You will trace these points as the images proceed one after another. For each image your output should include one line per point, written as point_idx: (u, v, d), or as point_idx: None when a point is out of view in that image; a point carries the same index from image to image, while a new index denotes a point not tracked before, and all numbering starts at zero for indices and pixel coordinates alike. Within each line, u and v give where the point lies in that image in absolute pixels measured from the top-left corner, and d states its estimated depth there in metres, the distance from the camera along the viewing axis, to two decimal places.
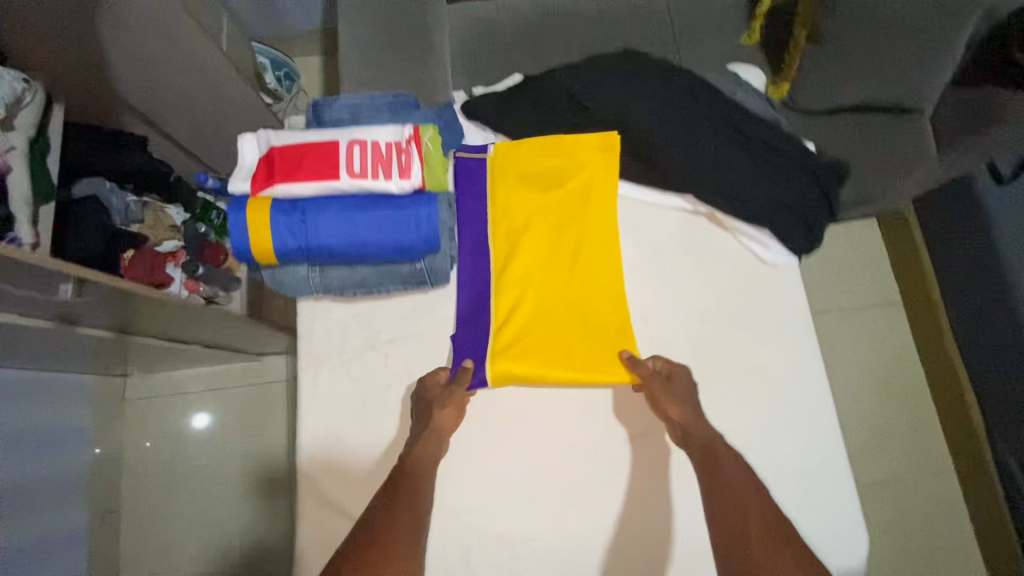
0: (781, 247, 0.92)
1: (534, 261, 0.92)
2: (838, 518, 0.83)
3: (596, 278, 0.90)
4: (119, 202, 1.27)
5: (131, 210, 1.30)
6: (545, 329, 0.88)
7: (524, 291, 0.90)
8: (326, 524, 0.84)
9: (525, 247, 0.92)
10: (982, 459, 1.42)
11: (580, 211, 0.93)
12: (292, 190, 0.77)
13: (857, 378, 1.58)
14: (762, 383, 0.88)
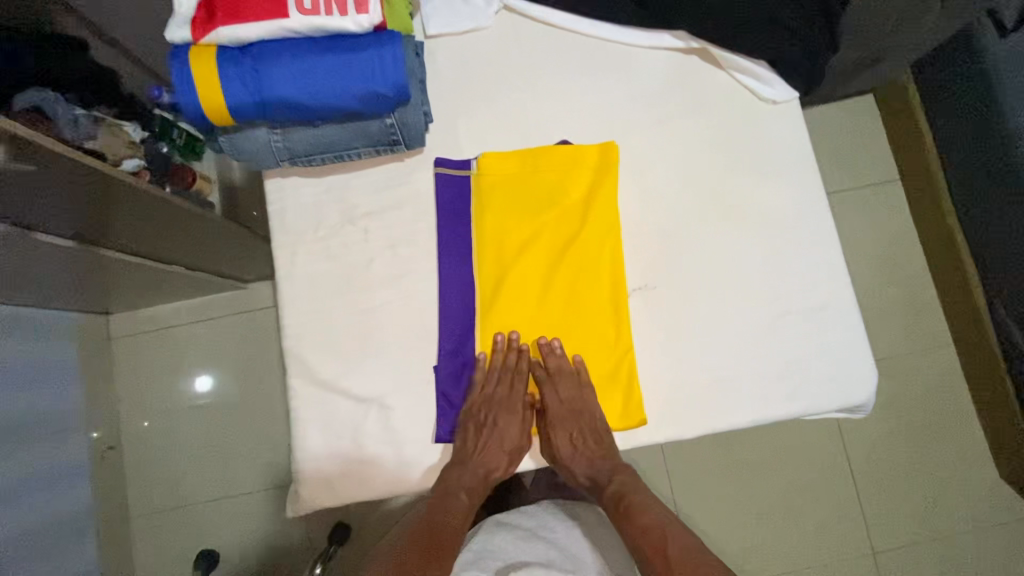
0: (780, 82, 0.85)
1: (527, 292, 0.82)
2: (844, 356, 0.81)
3: (596, 310, 0.81)
4: (68, 113, 1.08)
5: (83, 124, 1.10)
6: (533, 381, 0.80)
7: (512, 341, 0.81)
8: (321, 401, 0.80)
9: (510, 291, 0.82)
10: (975, 323, 1.41)
11: (579, 232, 0.83)
12: (237, 33, 0.69)
13: (855, 257, 1.56)
14: (761, 227, 0.84)
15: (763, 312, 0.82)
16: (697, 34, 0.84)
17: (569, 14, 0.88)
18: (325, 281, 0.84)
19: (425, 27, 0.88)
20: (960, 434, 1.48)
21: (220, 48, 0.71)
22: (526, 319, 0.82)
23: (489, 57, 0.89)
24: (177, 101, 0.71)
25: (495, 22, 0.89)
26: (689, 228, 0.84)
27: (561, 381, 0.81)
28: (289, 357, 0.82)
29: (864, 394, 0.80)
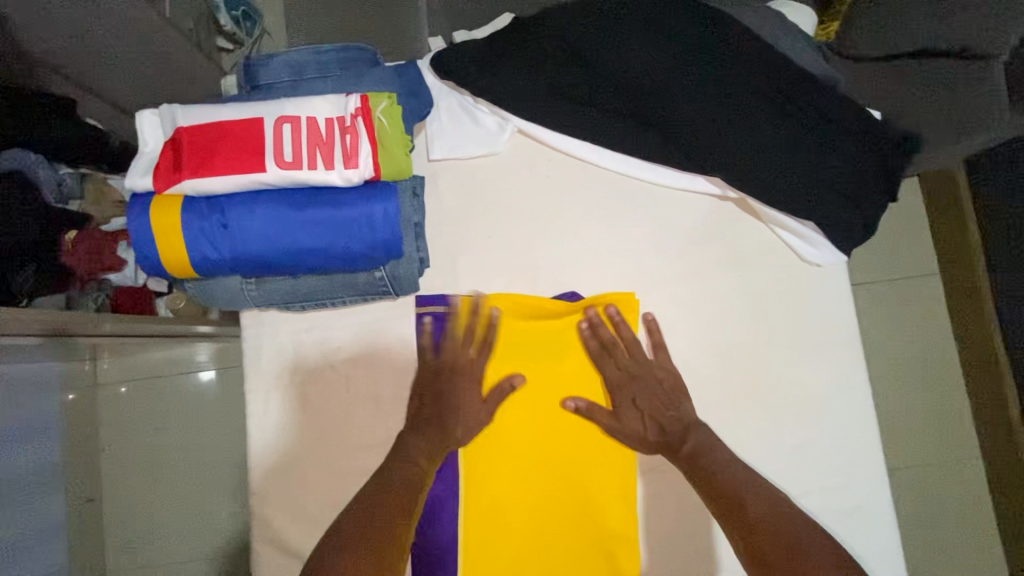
0: (828, 243, 0.74)
1: (517, 463, 0.74)
2: (874, 565, 0.71)
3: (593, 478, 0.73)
4: (51, 175, 0.88)
5: (67, 185, 0.91)
6: (535, 475, 0.74)
7: (499, 525, 0.72)
8: (286, 570, 0.73)
9: (524, 387, 0.75)
10: None
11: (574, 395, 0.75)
12: (205, 187, 0.60)
13: None
14: (793, 408, 0.74)
15: None
16: (733, 186, 0.74)
17: (592, 146, 0.78)
18: (300, 430, 0.75)
19: (429, 150, 0.79)
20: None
21: (186, 197, 0.62)
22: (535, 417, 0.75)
23: (499, 186, 0.79)
24: (137, 252, 0.63)
25: (510, 147, 0.80)
26: (710, 402, 0.74)
27: (621, 350, 0.75)
28: (255, 515, 0.74)
29: None
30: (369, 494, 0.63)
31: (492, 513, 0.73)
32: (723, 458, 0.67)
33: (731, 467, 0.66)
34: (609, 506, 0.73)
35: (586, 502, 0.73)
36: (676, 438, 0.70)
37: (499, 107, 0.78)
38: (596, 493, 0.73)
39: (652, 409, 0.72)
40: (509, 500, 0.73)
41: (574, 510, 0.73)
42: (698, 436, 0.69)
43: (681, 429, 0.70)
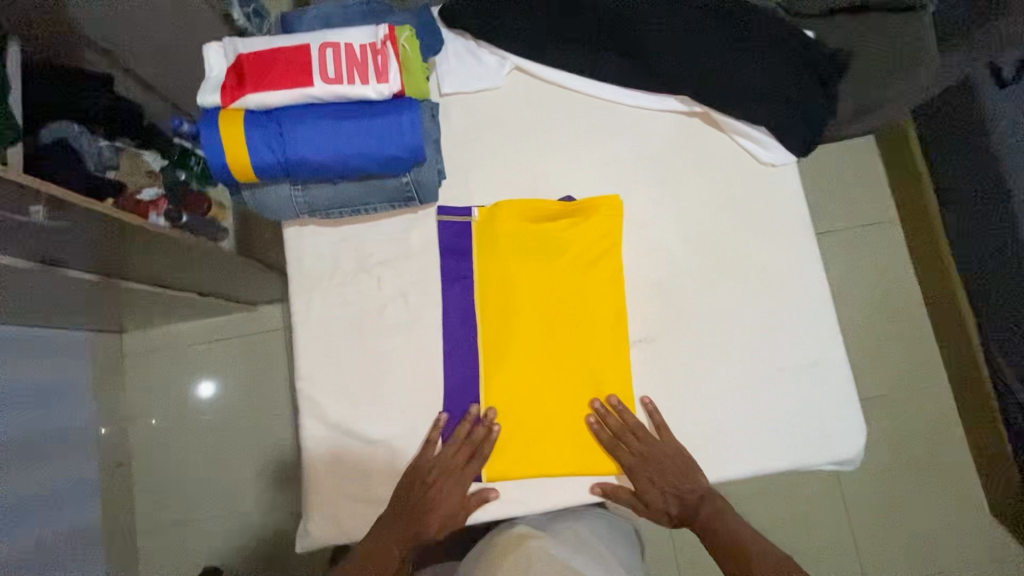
0: (780, 146, 0.88)
1: (531, 340, 0.85)
2: (836, 412, 0.84)
3: (596, 350, 0.86)
4: (92, 146, 1.05)
5: (104, 155, 1.06)
6: (549, 365, 0.85)
7: (516, 395, 0.84)
8: (332, 442, 0.84)
9: (532, 279, 0.87)
10: (974, 366, 1.42)
11: (579, 284, 0.87)
12: (264, 100, 0.73)
13: (856, 294, 1.58)
14: (760, 285, 0.87)
15: (760, 367, 0.85)
16: (698, 100, 0.88)
17: (578, 76, 0.92)
18: (341, 325, 0.87)
19: (440, 85, 0.92)
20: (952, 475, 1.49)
21: (247, 111, 0.75)
22: (549, 290, 0.87)
23: (501, 114, 0.93)
24: (206, 160, 0.75)
25: (508, 81, 0.94)
26: (689, 283, 0.88)
27: (631, 435, 0.82)
28: (303, 400, 0.86)
29: (853, 446, 0.84)
30: (361, 568, 0.77)
31: (528, 470, 0.83)
32: (735, 529, 0.80)
33: (733, 527, 0.81)
34: (607, 379, 0.85)
35: (592, 363, 0.85)
36: (694, 507, 0.83)
37: (497, 47, 0.92)
38: (598, 368, 0.85)
39: (667, 484, 0.82)
40: (531, 366, 0.85)
41: (583, 372, 0.85)
42: (711, 504, 0.82)
43: (697, 498, 0.83)
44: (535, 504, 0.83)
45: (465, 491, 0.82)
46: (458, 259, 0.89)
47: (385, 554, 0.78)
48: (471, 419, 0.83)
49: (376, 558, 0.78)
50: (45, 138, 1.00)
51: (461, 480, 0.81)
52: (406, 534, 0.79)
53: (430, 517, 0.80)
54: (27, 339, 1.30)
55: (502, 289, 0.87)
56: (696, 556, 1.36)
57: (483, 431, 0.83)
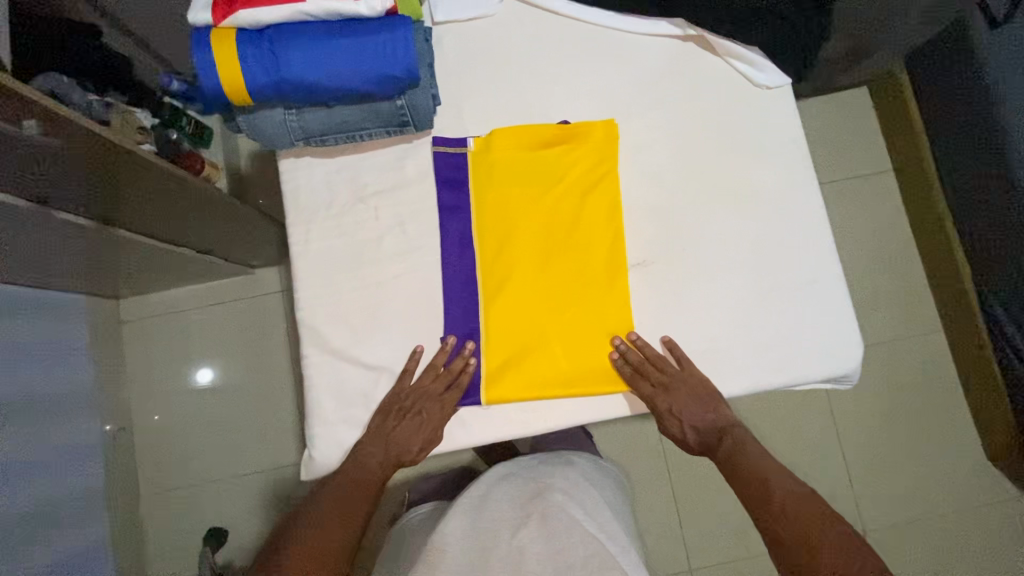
0: (773, 69, 0.89)
1: (528, 270, 0.86)
2: (832, 329, 0.85)
3: (594, 279, 0.86)
4: (81, 99, 1.06)
5: (95, 108, 1.09)
6: (538, 300, 0.85)
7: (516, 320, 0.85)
8: (333, 370, 0.85)
9: (530, 206, 0.87)
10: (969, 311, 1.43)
11: (574, 218, 0.87)
12: (256, 17, 0.73)
13: (851, 242, 1.59)
14: (756, 207, 0.88)
15: (755, 287, 0.86)
16: (693, 22, 0.88)
17: (572, 3, 0.92)
18: (339, 255, 0.87)
19: (434, 14, 0.92)
20: (946, 417, 1.51)
21: (239, 30, 0.74)
22: (538, 224, 0.87)
23: (495, 43, 0.92)
24: (198, 80, 0.74)
25: (503, 10, 0.93)
26: (685, 207, 0.88)
27: (651, 366, 0.82)
28: (303, 329, 0.86)
29: (850, 362, 0.85)
30: (335, 485, 0.79)
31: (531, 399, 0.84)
32: (759, 469, 0.78)
33: (757, 460, 0.79)
34: (608, 311, 0.85)
35: (582, 295, 0.85)
36: (716, 441, 0.83)
37: None
38: (599, 300, 0.85)
39: (689, 414, 0.83)
40: (523, 300, 0.85)
41: (572, 305, 0.85)
42: (734, 436, 0.82)
43: (719, 434, 0.83)
44: (537, 426, 0.84)
45: (442, 418, 0.82)
46: (455, 187, 0.89)
47: (359, 473, 0.80)
48: (448, 351, 0.84)
49: (350, 475, 0.80)
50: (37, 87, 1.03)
51: (436, 407, 0.82)
52: (383, 457, 0.81)
53: (405, 443, 0.80)
54: (22, 297, 1.30)
55: (496, 223, 0.87)
56: (696, 499, 1.38)
57: (460, 363, 0.83)
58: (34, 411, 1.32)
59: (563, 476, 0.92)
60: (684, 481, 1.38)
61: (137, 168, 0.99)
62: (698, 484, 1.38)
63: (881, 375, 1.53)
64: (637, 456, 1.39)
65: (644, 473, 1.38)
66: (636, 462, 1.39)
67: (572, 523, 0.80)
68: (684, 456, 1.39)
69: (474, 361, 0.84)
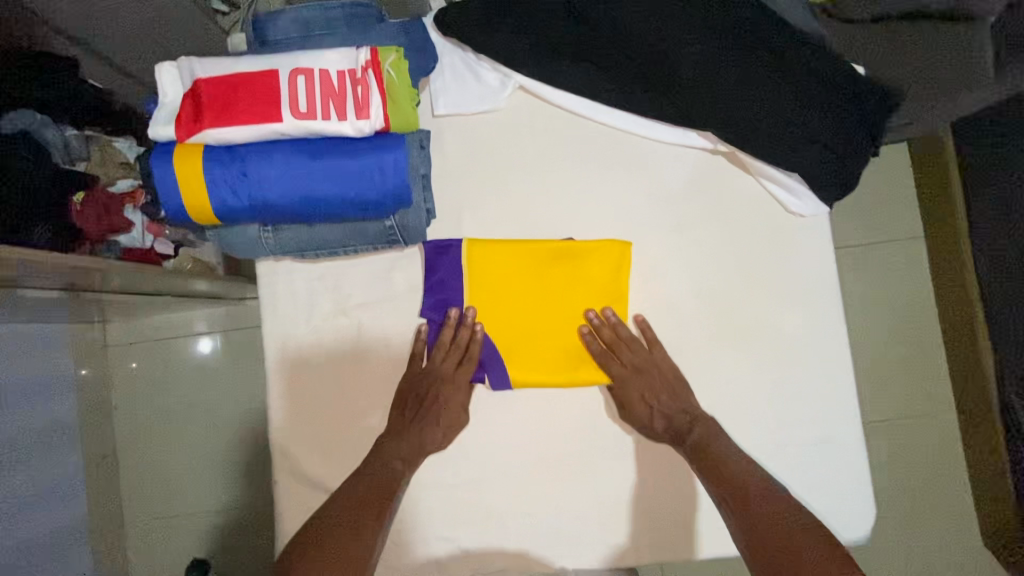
0: (811, 195, 0.79)
1: (521, 261, 0.79)
2: (845, 490, 0.79)
3: (593, 275, 0.80)
4: (58, 137, 0.89)
5: (73, 146, 0.93)
6: (538, 285, 0.80)
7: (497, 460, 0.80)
8: (305, 496, 0.80)
9: (535, 344, 0.80)
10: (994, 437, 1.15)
11: (584, 272, 0.80)
12: (225, 136, 0.64)
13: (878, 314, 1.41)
14: (777, 350, 0.80)
15: (767, 437, 0.79)
16: (724, 139, 0.78)
17: (591, 102, 0.81)
18: (317, 370, 0.81)
19: (434, 107, 0.82)
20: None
21: (206, 147, 0.65)
22: (547, 277, 0.80)
23: (502, 141, 0.83)
24: (161, 200, 0.66)
25: (510, 103, 0.83)
26: (697, 342, 0.80)
27: (623, 348, 0.79)
28: (275, 450, 0.81)
29: (857, 524, 0.79)
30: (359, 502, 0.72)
31: (531, 353, 0.79)
32: (732, 465, 0.73)
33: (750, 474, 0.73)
34: (599, 277, 0.80)
35: (581, 283, 0.80)
36: (683, 427, 0.77)
37: (500, 64, 0.81)
38: (591, 272, 0.80)
39: (658, 398, 0.78)
40: (527, 327, 0.80)
41: (551, 303, 0.80)
42: (703, 426, 0.76)
43: (688, 421, 0.77)
44: (515, 569, 0.79)
45: (459, 394, 0.79)
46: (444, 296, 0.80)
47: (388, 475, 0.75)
48: (453, 323, 0.79)
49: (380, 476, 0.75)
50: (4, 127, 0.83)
51: (448, 387, 0.78)
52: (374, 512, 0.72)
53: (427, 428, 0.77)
54: (13, 337, 1.22)
55: (490, 343, 0.80)
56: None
57: (467, 334, 0.79)
58: (27, 445, 1.28)
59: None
60: None
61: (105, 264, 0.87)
62: None
63: None
64: None
65: None
66: None
67: None
68: None
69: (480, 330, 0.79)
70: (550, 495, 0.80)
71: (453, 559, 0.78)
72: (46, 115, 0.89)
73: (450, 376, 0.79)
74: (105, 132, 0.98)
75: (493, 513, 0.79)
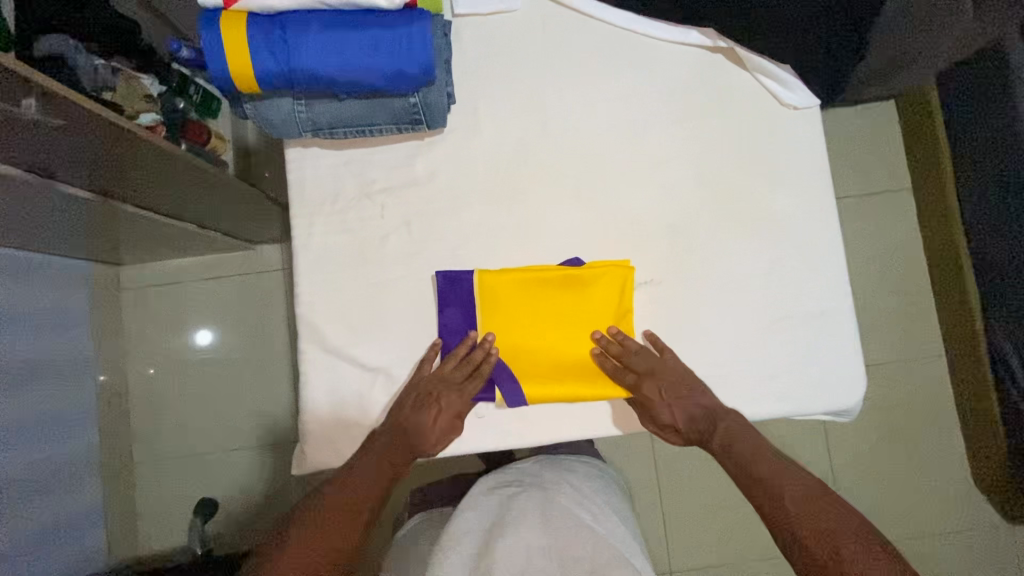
0: (805, 89, 0.86)
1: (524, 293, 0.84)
2: (839, 363, 0.84)
3: (597, 302, 0.84)
4: (87, 62, 0.94)
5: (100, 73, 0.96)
6: (541, 314, 0.84)
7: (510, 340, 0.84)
8: (332, 369, 0.84)
9: (542, 374, 0.83)
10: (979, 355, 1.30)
11: (584, 298, 0.84)
12: (268, 2, 0.70)
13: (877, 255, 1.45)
14: (774, 233, 0.86)
15: (765, 314, 0.85)
16: (723, 35, 0.84)
17: (598, 3, 0.88)
18: (343, 250, 0.86)
19: (453, 5, 0.88)
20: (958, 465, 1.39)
21: (250, 15, 0.71)
22: (551, 302, 0.84)
23: (515, 40, 0.89)
24: (206, 65, 0.72)
25: (524, 5, 0.89)
26: (699, 226, 0.86)
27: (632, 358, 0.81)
28: (301, 327, 0.85)
29: (849, 396, 0.84)
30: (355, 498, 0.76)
31: (543, 376, 0.83)
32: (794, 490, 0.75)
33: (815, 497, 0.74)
34: (604, 297, 0.84)
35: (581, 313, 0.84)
36: (707, 432, 0.80)
37: None
38: (594, 290, 0.84)
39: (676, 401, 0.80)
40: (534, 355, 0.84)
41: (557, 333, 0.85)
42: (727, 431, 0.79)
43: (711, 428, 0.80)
44: (529, 437, 0.84)
45: (463, 403, 0.81)
46: (454, 318, 0.84)
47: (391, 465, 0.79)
48: (469, 343, 0.83)
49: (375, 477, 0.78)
50: (40, 50, 0.90)
51: (455, 398, 0.80)
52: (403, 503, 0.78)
53: (426, 436, 0.78)
54: (33, 261, 1.26)
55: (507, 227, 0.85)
56: (687, 522, 1.32)
57: (481, 354, 0.82)
58: (47, 370, 1.30)
59: (569, 483, 0.92)
60: (673, 485, 1.33)
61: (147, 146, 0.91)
62: (686, 490, 1.33)
63: (891, 398, 1.42)
64: (629, 469, 1.33)
65: (634, 486, 1.32)
66: (633, 464, 1.33)
67: (576, 532, 0.81)
68: (677, 460, 1.33)
69: (493, 352, 0.82)
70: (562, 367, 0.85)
71: (470, 427, 0.83)
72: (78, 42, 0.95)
73: (457, 388, 0.80)
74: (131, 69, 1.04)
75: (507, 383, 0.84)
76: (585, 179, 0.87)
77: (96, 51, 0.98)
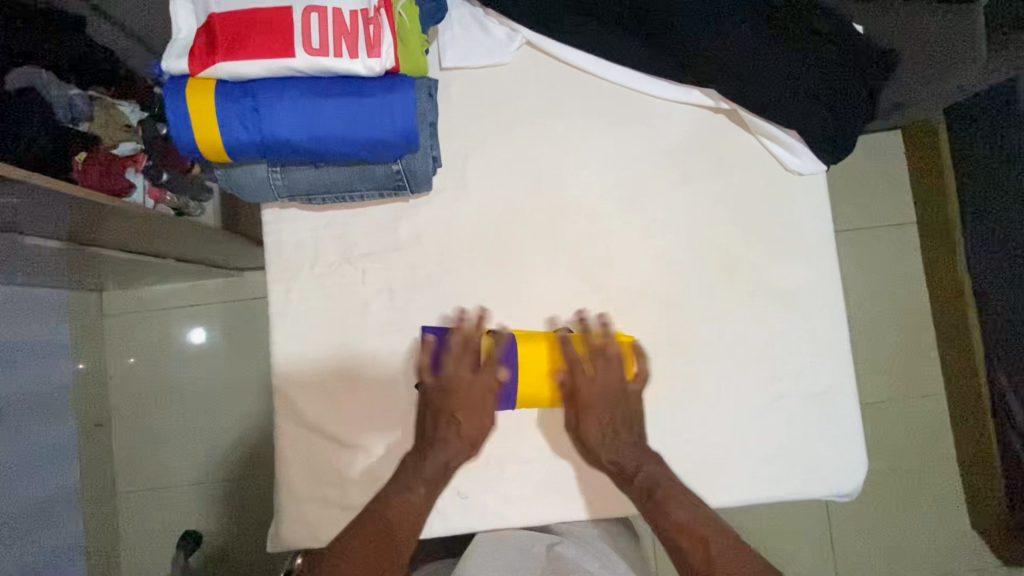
0: (810, 155, 0.81)
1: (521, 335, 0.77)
2: (839, 442, 0.81)
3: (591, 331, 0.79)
4: (59, 93, 0.91)
5: (76, 105, 0.94)
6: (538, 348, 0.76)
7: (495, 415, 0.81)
8: (310, 442, 0.80)
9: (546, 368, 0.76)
10: (982, 411, 1.24)
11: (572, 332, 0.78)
12: (238, 71, 0.65)
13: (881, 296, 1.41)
14: (774, 303, 0.82)
15: (763, 391, 0.81)
16: (726, 97, 0.80)
17: (595, 57, 0.83)
18: (323, 318, 0.81)
19: (441, 60, 0.83)
20: (958, 516, 1.35)
21: (219, 82, 0.66)
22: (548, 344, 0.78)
23: (509, 96, 0.84)
24: (172, 135, 0.67)
25: (518, 59, 0.84)
26: (697, 295, 0.82)
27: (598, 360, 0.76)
28: (279, 398, 0.81)
29: (849, 477, 0.81)
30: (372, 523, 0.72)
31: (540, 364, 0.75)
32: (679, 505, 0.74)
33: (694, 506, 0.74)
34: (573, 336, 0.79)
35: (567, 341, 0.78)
36: (630, 463, 0.75)
37: (508, 18, 0.82)
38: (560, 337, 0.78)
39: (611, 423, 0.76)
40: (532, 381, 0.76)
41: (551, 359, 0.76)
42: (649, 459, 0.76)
43: (636, 461, 0.75)
44: (516, 517, 0.80)
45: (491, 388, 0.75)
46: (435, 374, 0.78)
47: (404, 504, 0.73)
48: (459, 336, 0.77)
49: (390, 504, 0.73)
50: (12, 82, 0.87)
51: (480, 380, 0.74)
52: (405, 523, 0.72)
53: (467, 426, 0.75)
54: (10, 295, 1.20)
55: (494, 295, 0.82)
56: None
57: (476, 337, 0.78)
58: (26, 406, 1.25)
59: None
60: None
61: (108, 208, 0.86)
62: None
63: (897, 445, 1.37)
64: None
65: None
66: None
67: None
68: None
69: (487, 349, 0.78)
70: (551, 444, 0.81)
71: (454, 507, 0.79)
72: (51, 72, 0.92)
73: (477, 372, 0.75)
74: (108, 95, 1.01)
75: (495, 462, 0.80)
76: (579, 244, 0.82)
77: (71, 83, 0.96)
